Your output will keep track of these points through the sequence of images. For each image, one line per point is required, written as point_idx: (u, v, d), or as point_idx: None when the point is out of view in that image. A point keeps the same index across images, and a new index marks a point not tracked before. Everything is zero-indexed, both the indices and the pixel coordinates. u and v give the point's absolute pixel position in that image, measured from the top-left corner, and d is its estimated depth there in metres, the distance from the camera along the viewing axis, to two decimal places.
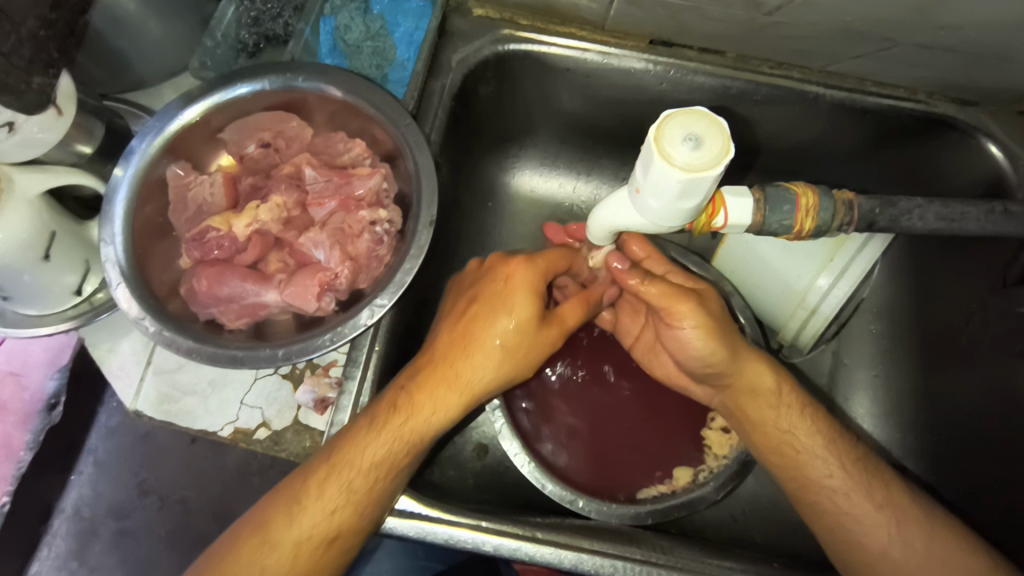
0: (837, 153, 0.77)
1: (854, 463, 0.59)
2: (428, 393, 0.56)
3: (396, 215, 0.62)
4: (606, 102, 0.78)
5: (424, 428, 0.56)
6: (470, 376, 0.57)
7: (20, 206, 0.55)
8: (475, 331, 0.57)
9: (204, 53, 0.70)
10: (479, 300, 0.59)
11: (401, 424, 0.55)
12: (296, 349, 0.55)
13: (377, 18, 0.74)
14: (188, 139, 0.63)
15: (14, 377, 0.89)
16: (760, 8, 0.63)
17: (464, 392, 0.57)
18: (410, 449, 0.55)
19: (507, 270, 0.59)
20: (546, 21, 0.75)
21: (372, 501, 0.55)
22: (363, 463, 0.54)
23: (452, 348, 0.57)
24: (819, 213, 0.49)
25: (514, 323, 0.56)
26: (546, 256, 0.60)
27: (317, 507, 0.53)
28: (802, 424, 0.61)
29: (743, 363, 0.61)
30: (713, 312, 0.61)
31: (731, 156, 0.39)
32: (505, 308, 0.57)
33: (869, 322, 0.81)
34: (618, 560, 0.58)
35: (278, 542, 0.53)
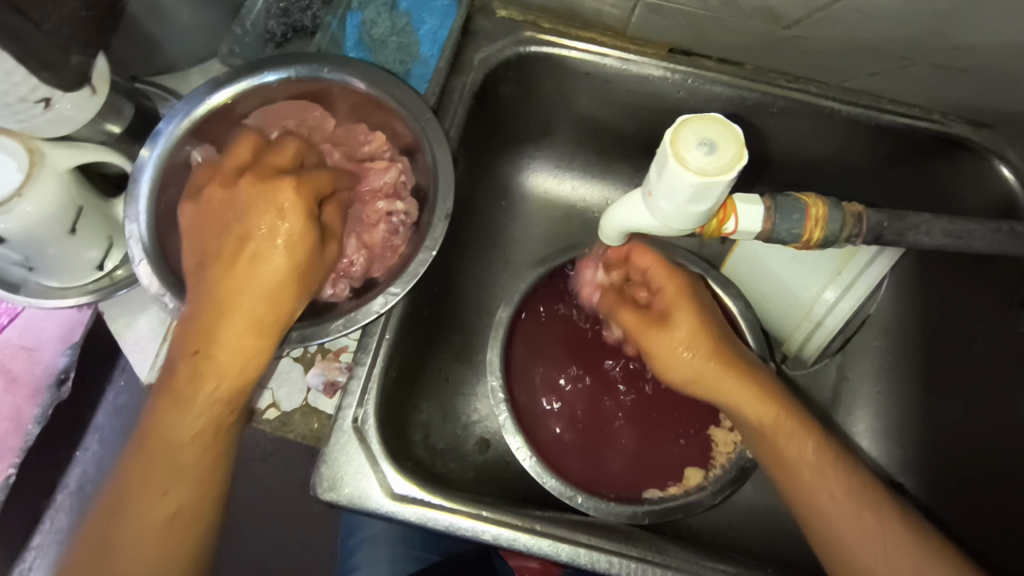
0: (851, 168, 0.78)
1: (848, 482, 0.58)
2: (247, 300, 0.53)
3: (412, 208, 0.63)
4: (623, 107, 0.79)
5: (234, 379, 0.54)
6: (242, 313, 0.53)
7: (49, 178, 0.56)
8: (257, 272, 0.53)
9: (234, 42, 0.73)
10: (251, 240, 0.53)
11: (208, 383, 0.53)
12: (309, 333, 0.58)
13: (403, 15, 0.75)
14: (216, 125, 0.65)
15: (26, 350, 0.92)
16: (779, 22, 0.64)
17: (257, 332, 0.53)
18: (192, 402, 0.53)
19: (266, 191, 0.53)
20: (568, 25, 0.76)
21: (236, 403, 0.55)
22: (249, 359, 0.54)
23: (232, 290, 0.52)
24: (828, 224, 0.50)
25: (293, 232, 0.53)
26: (311, 175, 0.56)
27: (200, 415, 0.54)
28: (796, 444, 0.60)
29: (722, 387, 0.60)
30: (693, 336, 0.61)
31: (744, 162, 0.40)
32: (270, 240, 0.53)
33: (875, 338, 0.81)
34: (615, 556, 0.59)
35: (136, 522, 0.53)
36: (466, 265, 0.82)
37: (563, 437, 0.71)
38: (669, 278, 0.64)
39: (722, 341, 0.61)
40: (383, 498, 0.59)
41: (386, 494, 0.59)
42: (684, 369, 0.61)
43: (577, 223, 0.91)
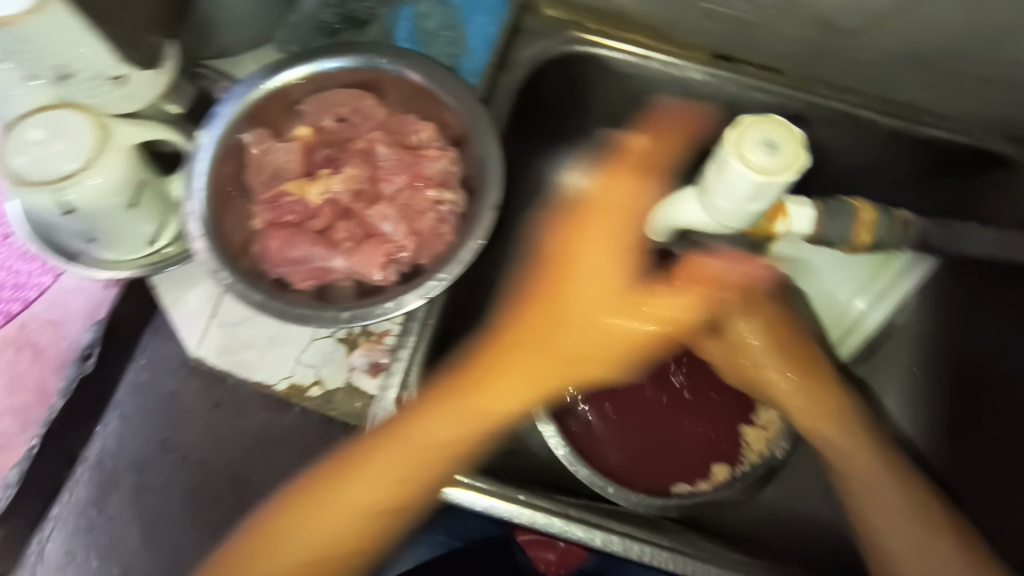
0: (885, 179, 0.78)
1: (890, 471, 0.59)
2: (616, 315, 0.57)
3: (460, 199, 0.65)
4: (663, 109, 0.80)
5: (500, 405, 0.57)
6: (550, 344, 0.57)
7: (116, 153, 0.58)
8: (577, 303, 0.58)
9: (290, 29, 0.74)
10: (576, 270, 0.59)
11: (481, 401, 0.56)
12: (359, 313, 0.59)
13: (456, 10, 0.77)
14: (270, 109, 0.67)
15: (53, 325, 0.93)
16: (833, 30, 0.66)
17: (560, 362, 0.57)
18: (451, 417, 0.57)
19: (584, 217, 0.60)
20: (615, 27, 0.78)
21: (502, 428, 0.58)
22: (523, 377, 0.57)
23: (539, 332, 0.58)
24: (877, 227, 0.52)
25: (626, 259, 0.59)
26: (611, 194, 0.62)
27: (450, 423, 0.56)
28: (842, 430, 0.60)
29: (767, 385, 0.63)
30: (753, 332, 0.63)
31: (804, 163, 0.41)
32: (606, 267, 0.58)
33: (901, 350, 0.80)
34: (647, 544, 0.61)
35: (318, 523, 0.55)
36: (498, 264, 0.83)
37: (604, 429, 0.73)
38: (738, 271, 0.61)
39: (781, 341, 0.63)
40: None
41: None
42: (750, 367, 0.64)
43: None
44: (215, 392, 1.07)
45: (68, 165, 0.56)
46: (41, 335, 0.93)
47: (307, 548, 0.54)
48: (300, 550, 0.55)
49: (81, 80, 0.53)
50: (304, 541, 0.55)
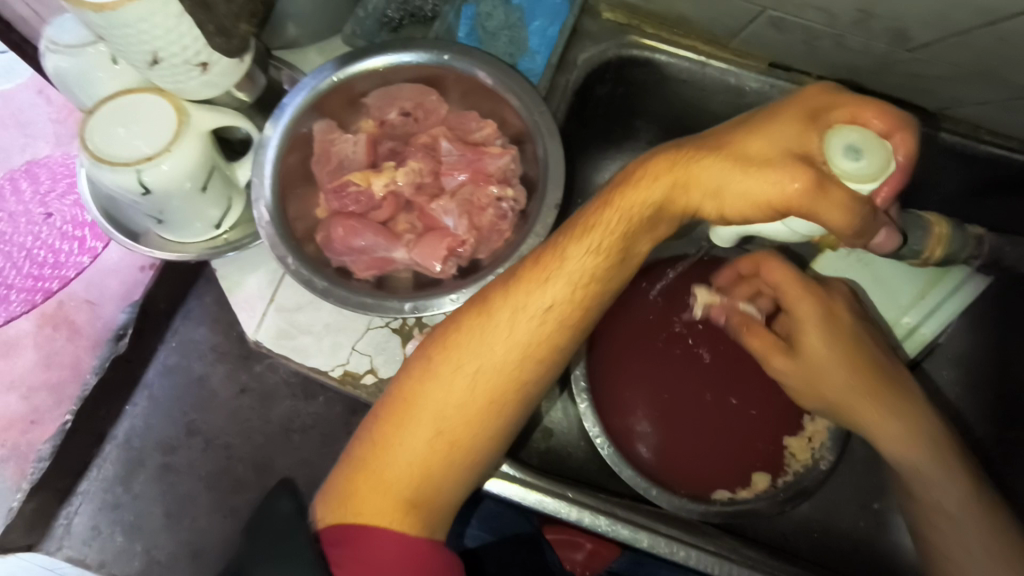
0: (937, 195, 0.78)
1: (974, 492, 0.59)
2: (767, 169, 0.47)
3: (520, 196, 0.66)
4: (716, 116, 0.81)
5: (616, 242, 0.54)
6: (687, 178, 0.51)
7: (192, 138, 0.60)
8: (707, 173, 0.50)
9: (357, 23, 0.75)
10: (718, 140, 0.51)
11: (576, 252, 0.54)
12: (420, 304, 0.60)
13: (516, 10, 0.77)
14: (332, 100, 0.68)
15: (93, 305, 1.16)
16: (905, 44, 0.65)
17: (689, 196, 0.51)
18: (526, 305, 0.54)
19: (774, 108, 0.50)
20: (671, 33, 0.79)
21: (582, 302, 0.55)
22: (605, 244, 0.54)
23: (665, 175, 0.52)
24: (951, 243, 0.53)
25: (791, 134, 0.48)
26: (812, 97, 0.49)
27: (531, 289, 0.54)
28: (925, 450, 0.59)
29: (852, 402, 0.59)
30: (819, 348, 0.59)
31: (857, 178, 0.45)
32: (749, 148, 0.49)
33: (944, 368, 0.79)
34: (693, 548, 0.62)
35: (404, 450, 0.52)
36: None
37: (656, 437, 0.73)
38: (800, 288, 0.61)
39: (864, 364, 0.60)
40: None
41: None
42: (831, 387, 0.60)
43: None
44: (241, 377, 1.08)
45: (146, 148, 0.58)
46: (82, 315, 1.15)
47: (398, 474, 0.52)
48: (397, 474, 0.52)
49: (168, 65, 0.55)
50: (396, 469, 0.52)
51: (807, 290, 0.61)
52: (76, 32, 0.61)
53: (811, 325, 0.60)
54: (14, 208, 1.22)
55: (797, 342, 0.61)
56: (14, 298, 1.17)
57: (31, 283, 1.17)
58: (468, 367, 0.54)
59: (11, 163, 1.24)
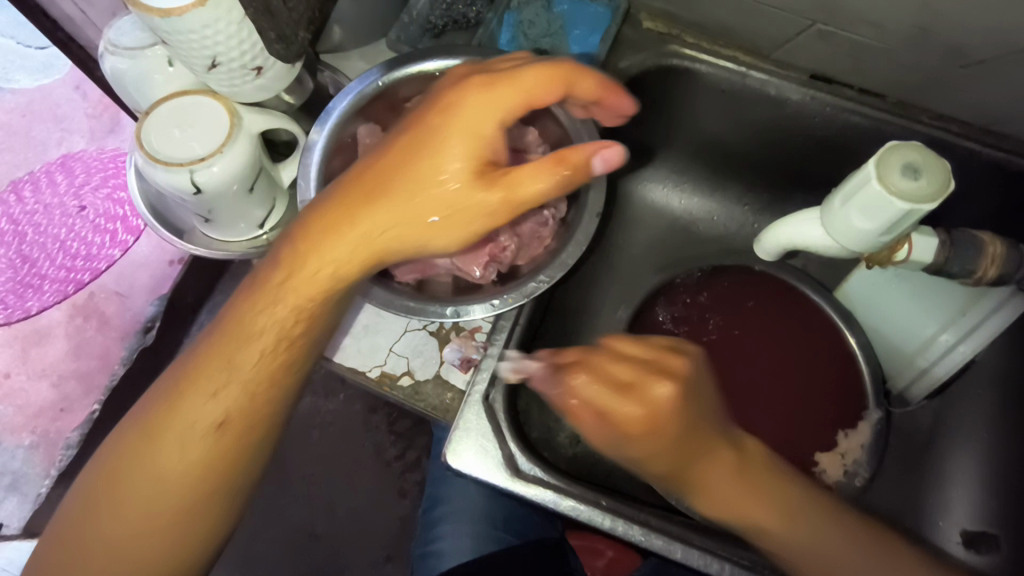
0: (977, 213, 0.77)
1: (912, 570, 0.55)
2: (464, 197, 0.51)
3: (561, 204, 0.66)
4: (751, 125, 0.82)
5: (335, 264, 0.53)
6: (383, 213, 0.52)
7: (244, 139, 0.61)
8: (424, 183, 0.52)
9: (400, 29, 0.77)
10: (409, 149, 0.53)
11: (290, 282, 0.54)
12: (460, 306, 0.62)
13: (558, 18, 0.78)
14: (380, 104, 0.70)
15: (121, 297, 1.18)
16: (958, 59, 0.65)
17: (362, 235, 0.53)
18: (252, 320, 0.55)
19: (455, 97, 0.53)
20: (713, 42, 0.79)
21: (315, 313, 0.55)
22: (317, 275, 0.54)
23: (365, 197, 0.53)
24: (1005, 263, 0.54)
25: (461, 160, 0.51)
26: (519, 82, 0.52)
27: (269, 322, 0.55)
28: (825, 536, 0.55)
29: (719, 491, 0.55)
30: (667, 443, 0.53)
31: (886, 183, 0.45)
32: (441, 167, 0.51)
33: (979, 387, 0.77)
34: (727, 561, 0.61)
35: (125, 499, 0.54)
36: (575, 274, 0.85)
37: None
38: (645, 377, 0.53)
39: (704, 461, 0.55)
40: (505, 477, 0.62)
41: (512, 470, 0.62)
42: (684, 479, 0.55)
43: (680, 235, 0.94)
44: None
45: (199, 149, 0.60)
46: (111, 307, 1.18)
47: (118, 524, 0.54)
48: (116, 524, 0.54)
49: (224, 69, 0.57)
50: (115, 521, 0.54)
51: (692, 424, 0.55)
52: (134, 34, 0.63)
53: (688, 449, 0.55)
54: (49, 200, 1.24)
55: (641, 444, 0.53)
56: (47, 288, 1.19)
57: (64, 274, 1.20)
58: (213, 399, 0.54)
59: (48, 156, 1.27)
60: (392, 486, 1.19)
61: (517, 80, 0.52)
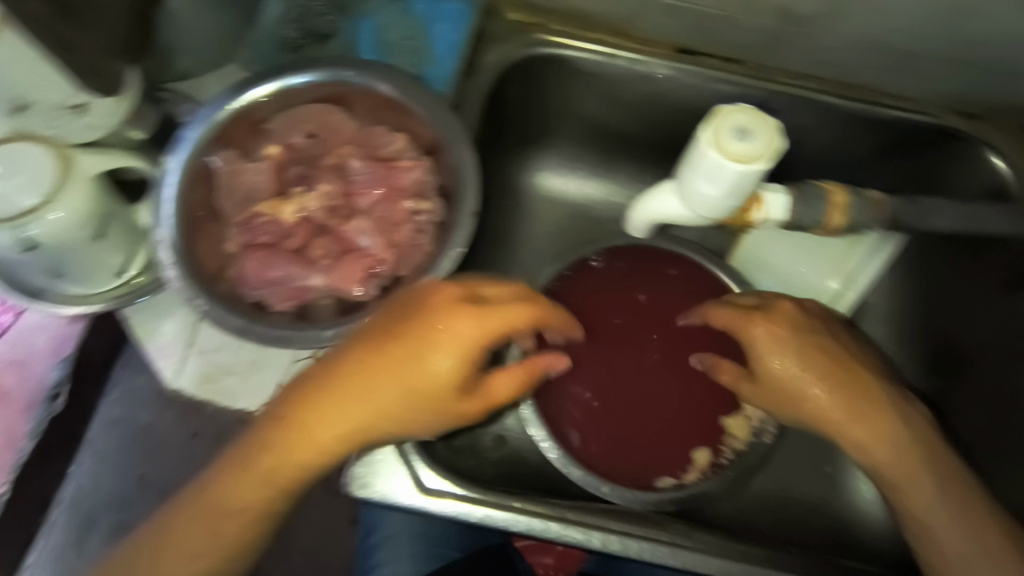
0: (852, 161, 0.80)
1: (948, 498, 0.57)
2: (433, 407, 0.53)
3: (438, 207, 0.64)
4: (630, 106, 0.82)
5: (295, 467, 0.54)
6: (349, 417, 0.53)
7: (80, 183, 0.56)
8: (387, 388, 0.52)
9: (251, 48, 0.73)
10: (378, 356, 0.53)
11: (248, 485, 0.54)
12: (343, 330, 0.58)
13: (417, 18, 0.76)
14: (237, 132, 0.65)
15: None
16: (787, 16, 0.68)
17: (326, 444, 0.53)
18: (198, 521, 0.55)
19: (426, 309, 0.53)
20: (577, 27, 0.79)
21: (270, 508, 0.56)
22: (264, 475, 0.54)
23: (332, 407, 0.53)
24: (851, 211, 0.51)
25: (437, 374, 0.52)
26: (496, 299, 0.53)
27: (221, 519, 0.55)
28: (923, 486, 0.57)
29: (882, 423, 0.58)
30: (794, 334, 0.61)
31: (725, 156, 0.43)
32: (417, 380, 0.52)
33: (875, 326, 0.83)
34: (646, 540, 0.61)
35: None
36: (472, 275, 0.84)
37: (594, 446, 0.75)
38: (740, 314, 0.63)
39: (849, 378, 0.59)
40: (415, 494, 0.60)
41: (419, 488, 0.60)
42: (864, 410, 0.58)
43: (581, 221, 0.93)
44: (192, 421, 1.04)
45: (26, 198, 0.54)
46: None
47: None
48: None
49: (40, 110, 0.55)
50: None
51: (854, 413, 0.58)
52: None
53: (854, 430, 0.58)
54: None
55: (786, 344, 0.60)
56: None
57: None
58: None
59: None
60: (342, 515, 1.07)
61: (477, 295, 0.53)
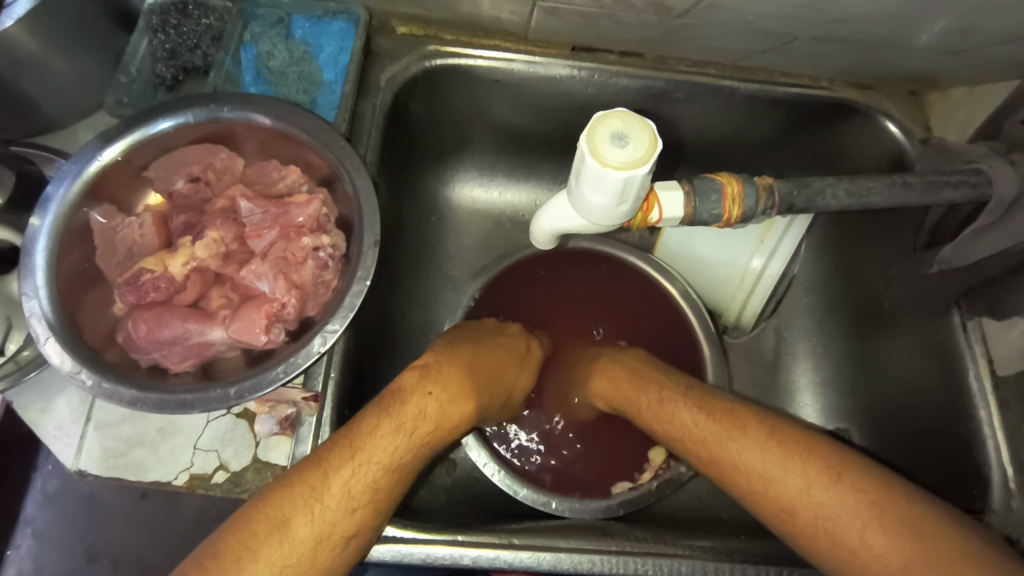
0: (758, 142, 0.82)
1: (818, 448, 0.55)
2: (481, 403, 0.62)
3: (339, 240, 0.61)
4: (537, 110, 0.80)
5: (357, 487, 0.51)
6: (420, 420, 0.55)
7: None
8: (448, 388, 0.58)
9: (120, 90, 0.68)
10: (429, 366, 0.59)
11: (306, 518, 0.48)
12: (248, 386, 0.53)
13: (299, 43, 0.72)
14: (112, 180, 0.60)
15: None
16: (670, 12, 0.67)
17: (394, 454, 0.53)
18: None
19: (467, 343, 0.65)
20: (470, 35, 0.77)
21: (316, 561, 0.48)
22: (384, 459, 0.52)
23: (407, 410, 0.55)
24: (745, 201, 0.52)
25: (485, 378, 0.63)
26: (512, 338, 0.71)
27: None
28: (772, 458, 0.56)
29: (743, 423, 0.59)
30: (637, 372, 0.69)
31: (608, 169, 0.43)
32: (468, 381, 0.60)
33: (803, 296, 0.86)
34: (594, 553, 0.59)
35: None
36: (396, 306, 0.80)
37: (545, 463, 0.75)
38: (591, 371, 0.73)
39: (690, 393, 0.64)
40: None
41: None
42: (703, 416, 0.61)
43: (506, 228, 0.92)
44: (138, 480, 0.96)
45: None
46: None
47: None
48: None
49: None
50: None
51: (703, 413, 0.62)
52: None
53: (700, 423, 0.61)
54: None
55: (634, 375, 0.69)
56: None
57: None
58: None
59: None
60: None
61: (493, 333, 0.71)
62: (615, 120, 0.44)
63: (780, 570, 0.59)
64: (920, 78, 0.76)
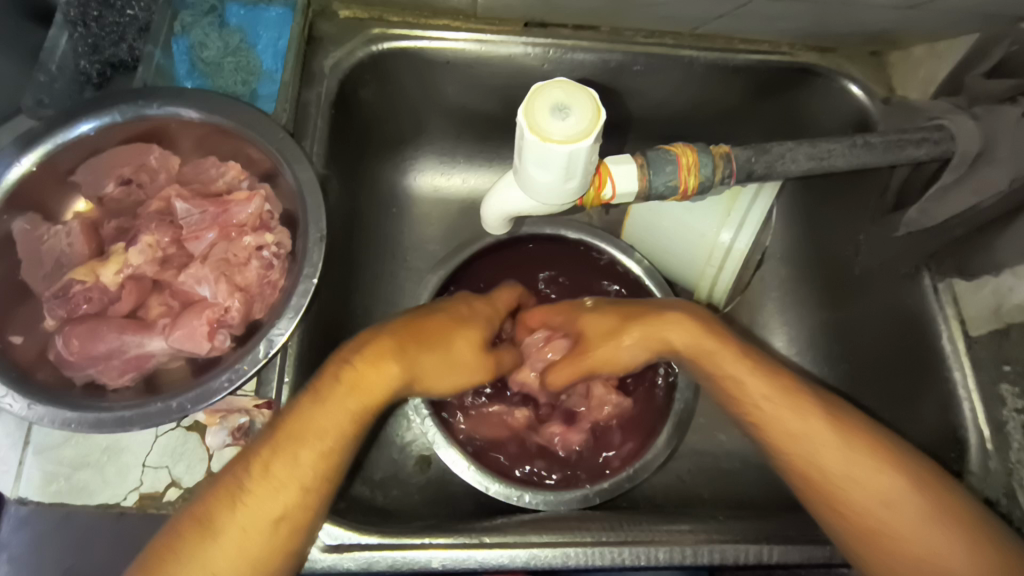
0: (721, 112, 0.80)
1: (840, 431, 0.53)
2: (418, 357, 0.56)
3: (284, 237, 0.58)
4: (493, 90, 0.77)
5: (288, 472, 0.48)
6: (348, 388, 0.52)
7: None
8: (380, 353, 0.54)
9: (40, 89, 0.63)
10: (363, 338, 0.55)
11: (235, 510, 0.47)
12: (191, 398, 0.50)
13: (235, 31, 0.68)
14: (35, 188, 0.57)
15: None
16: None
17: (325, 432, 0.50)
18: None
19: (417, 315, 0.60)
20: (418, 16, 0.74)
21: (247, 551, 0.46)
22: (314, 438, 0.49)
23: (341, 389, 0.51)
24: (701, 169, 0.50)
25: (420, 337, 0.57)
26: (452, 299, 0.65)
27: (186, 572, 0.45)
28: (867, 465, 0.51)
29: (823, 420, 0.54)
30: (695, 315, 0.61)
31: (550, 142, 0.40)
32: (405, 343, 0.56)
33: (778, 266, 0.84)
34: (570, 546, 0.58)
35: None
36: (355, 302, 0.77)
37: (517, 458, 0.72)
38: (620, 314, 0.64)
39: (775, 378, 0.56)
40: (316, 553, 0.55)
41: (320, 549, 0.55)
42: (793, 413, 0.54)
43: (470, 215, 0.88)
44: None
45: None
46: None
47: None
48: None
49: None
50: None
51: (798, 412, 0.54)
52: None
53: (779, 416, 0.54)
54: None
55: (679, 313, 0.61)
56: None
57: None
58: None
59: None
60: None
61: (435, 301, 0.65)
62: (553, 91, 0.41)
63: (761, 549, 0.58)
64: (880, 38, 0.74)
